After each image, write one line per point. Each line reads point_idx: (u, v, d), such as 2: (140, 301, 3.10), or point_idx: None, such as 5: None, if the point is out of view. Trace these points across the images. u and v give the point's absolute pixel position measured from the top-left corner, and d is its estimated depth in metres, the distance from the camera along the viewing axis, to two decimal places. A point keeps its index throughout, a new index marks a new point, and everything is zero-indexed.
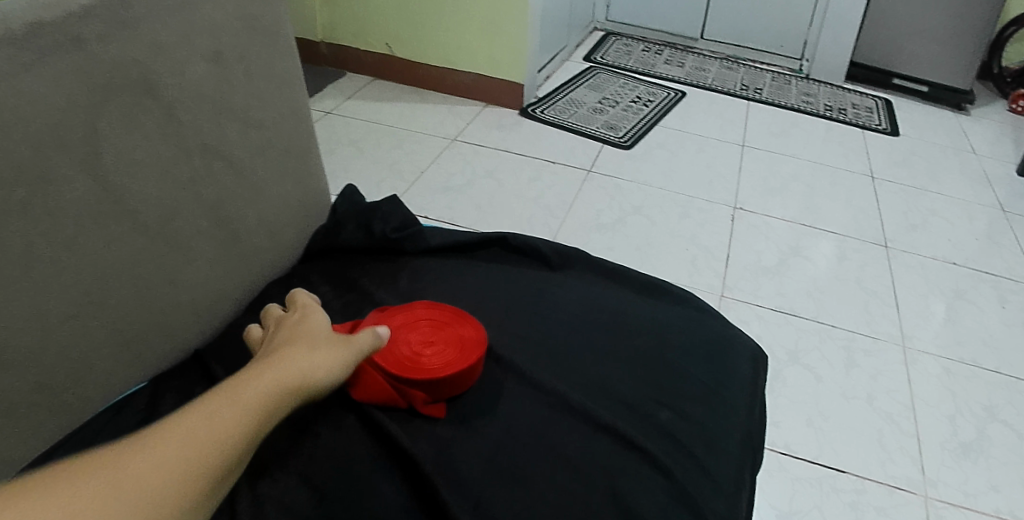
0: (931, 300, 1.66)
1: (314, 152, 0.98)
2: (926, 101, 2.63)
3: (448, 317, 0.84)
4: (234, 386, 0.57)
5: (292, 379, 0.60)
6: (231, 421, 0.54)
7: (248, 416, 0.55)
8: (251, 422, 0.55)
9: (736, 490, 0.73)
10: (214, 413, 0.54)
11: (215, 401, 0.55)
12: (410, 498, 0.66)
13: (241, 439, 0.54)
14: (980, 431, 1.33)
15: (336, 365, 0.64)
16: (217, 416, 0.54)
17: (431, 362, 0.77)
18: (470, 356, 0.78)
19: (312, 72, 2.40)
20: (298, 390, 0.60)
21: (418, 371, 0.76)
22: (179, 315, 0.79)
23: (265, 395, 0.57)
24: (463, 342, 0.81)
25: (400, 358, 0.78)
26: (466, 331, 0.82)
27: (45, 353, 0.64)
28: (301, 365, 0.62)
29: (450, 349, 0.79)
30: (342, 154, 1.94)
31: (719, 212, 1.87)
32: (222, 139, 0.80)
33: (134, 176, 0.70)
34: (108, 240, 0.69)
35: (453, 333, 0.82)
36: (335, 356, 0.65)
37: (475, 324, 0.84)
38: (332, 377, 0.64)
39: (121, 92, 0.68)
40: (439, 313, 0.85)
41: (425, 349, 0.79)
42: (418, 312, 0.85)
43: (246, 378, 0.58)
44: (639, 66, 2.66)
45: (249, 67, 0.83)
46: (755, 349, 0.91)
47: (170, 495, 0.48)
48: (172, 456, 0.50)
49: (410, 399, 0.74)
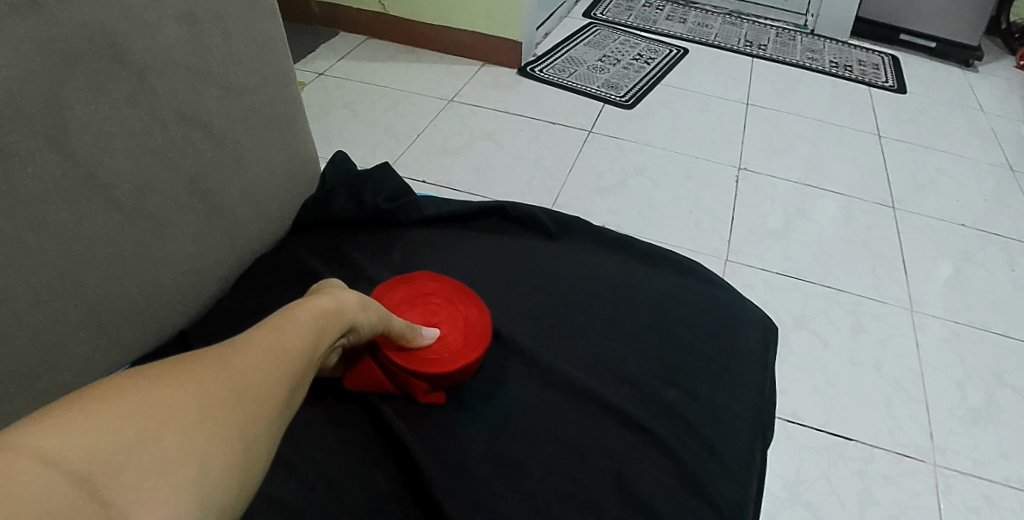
0: (940, 262, 1.62)
1: (302, 119, 0.93)
2: (933, 57, 2.55)
3: (453, 295, 0.80)
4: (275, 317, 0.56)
5: (325, 308, 0.59)
6: (284, 342, 0.53)
7: (296, 341, 0.54)
8: (300, 343, 0.54)
9: (747, 471, 0.70)
10: (267, 337, 0.53)
11: (261, 328, 0.53)
12: (404, 490, 0.64)
13: (297, 358, 0.53)
14: (988, 397, 1.31)
15: (364, 310, 0.64)
16: (267, 337, 0.52)
17: (436, 349, 0.73)
18: (477, 347, 0.75)
19: (302, 31, 2.31)
20: (334, 321, 0.59)
21: (423, 358, 0.72)
22: (160, 294, 0.76)
23: (304, 324, 0.56)
24: (469, 327, 0.77)
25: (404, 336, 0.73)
26: (473, 314, 0.78)
27: (13, 340, 0.62)
28: (329, 301, 0.61)
29: (454, 337, 0.75)
30: (335, 117, 1.87)
31: (723, 173, 1.82)
32: (199, 107, 0.76)
33: (104, 149, 0.66)
34: (79, 218, 0.65)
35: (459, 316, 0.78)
36: (361, 301, 0.64)
37: (479, 306, 0.80)
38: (361, 320, 0.63)
39: (87, 60, 0.63)
40: (441, 288, 0.80)
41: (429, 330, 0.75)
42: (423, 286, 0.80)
43: (285, 312, 0.57)
44: (640, 22, 2.57)
45: (227, 29, 0.78)
46: (765, 321, 0.88)
47: (243, 401, 0.46)
48: (237, 368, 0.48)
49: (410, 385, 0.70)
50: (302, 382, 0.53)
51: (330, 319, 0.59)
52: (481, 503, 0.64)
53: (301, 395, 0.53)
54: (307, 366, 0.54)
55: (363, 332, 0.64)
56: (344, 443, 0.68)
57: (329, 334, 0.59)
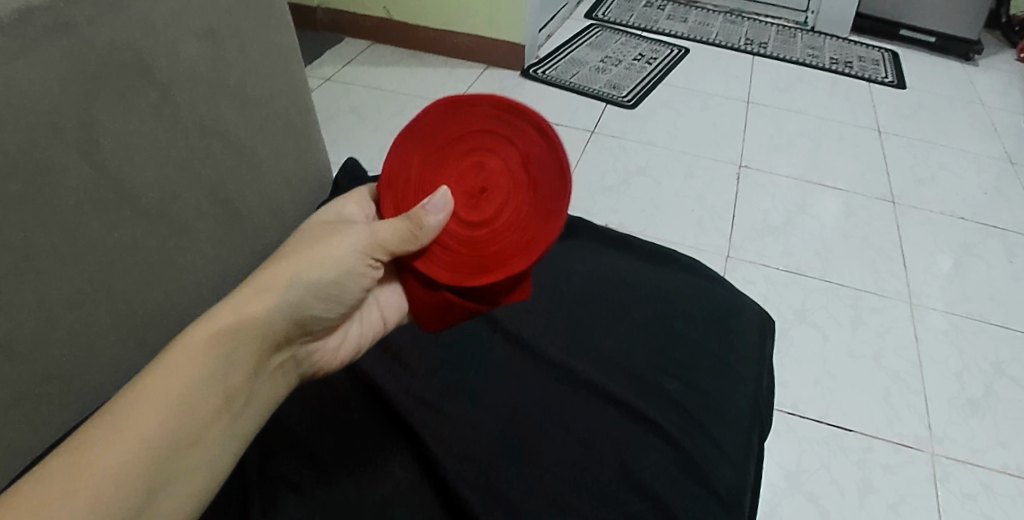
0: (939, 255, 1.65)
1: (313, 125, 1.00)
2: (934, 52, 2.58)
3: (498, 126, 0.68)
4: (172, 345, 0.56)
5: (227, 319, 0.58)
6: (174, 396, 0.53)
7: (189, 374, 0.55)
8: (197, 374, 0.55)
9: (745, 457, 0.74)
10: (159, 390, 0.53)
11: (154, 367, 0.55)
12: (420, 479, 0.69)
13: (194, 394, 0.54)
14: (987, 387, 1.34)
15: (282, 291, 0.62)
16: (157, 381, 0.54)
17: (497, 230, 0.68)
18: (553, 209, 0.68)
19: (309, 37, 2.35)
20: (246, 332, 0.58)
21: (488, 256, 0.68)
22: (184, 296, 0.81)
23: (199, 349, 0.56)
24: (534, 174, 0.68)
25: (436, 240, 0.68)
26: (531, 147, 0.68)
27: (53, 342, 0.67)
28: (235, 305, 0.59)
29: (515, 205, 0.68)
30: (342, 122, 1.91)
31: (725, 171, 1.85)
32: (219, 118, 0.82)
33: (131, 161, 0.71)
34: (110, 226, 0.70)
35: (512, 162, 0.68)
36: (279, 282, 0.62)
37: (549, 156, 0.68)
38: (285, 304, 0.61)
39: (116, 77, 0.68)
40: (508, 132, 0.68)
41: (480, 203, 0.69)
42: (451, 128, 0.69)
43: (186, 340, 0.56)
44: (641, 22, 2.60)
45: (243, 42, 0.84)
46: (763, 316, 0.91)
47: (124, 470, 0.49)
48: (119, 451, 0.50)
49: (488, 295, 0.70)
50: (214, 407, 0.55)
51: (236, 329, 0.58)
52: (494, 491, 0.67)
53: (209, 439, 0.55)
54: (218, 392, 0.56)
55: (301, 307, 0.63)
56: (363, 437, 0.72)
57: (242, 343, 0.58)
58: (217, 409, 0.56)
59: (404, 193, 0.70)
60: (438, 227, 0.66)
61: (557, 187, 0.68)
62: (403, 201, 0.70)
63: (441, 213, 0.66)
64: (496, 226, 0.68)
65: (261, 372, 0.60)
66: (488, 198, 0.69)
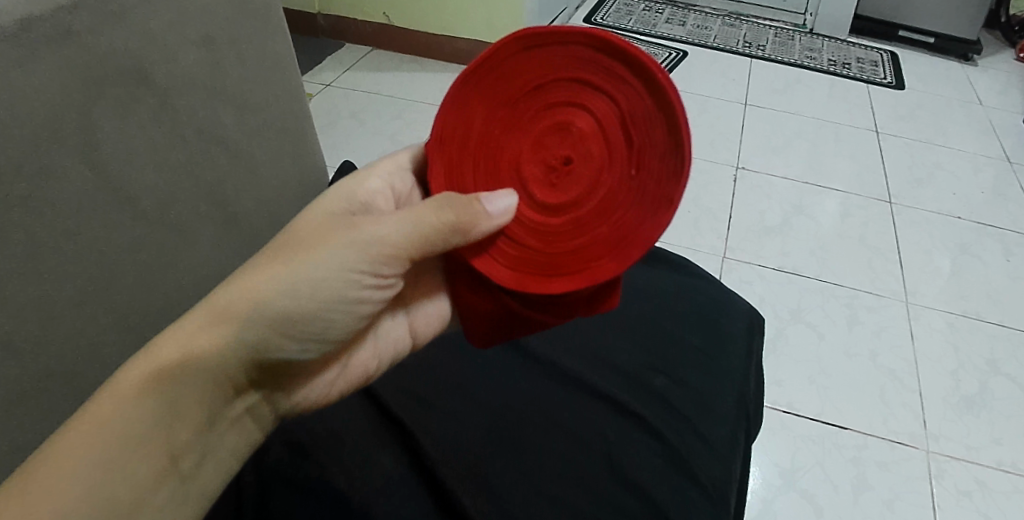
0: (936, 254, 1.66)
1: (309, 129, 1.02)
2: (933, 52, 2.59)
3: (591, 76, 0.55)
4: (113, 381, 0.54)
5: (168, 361, 0.54)
6: (116, 442, 0.52)
7: (121, 426, 0.52)
8: (136, 424, 0.53)
9: (731, 452, 0.75)
10: (100, 434, 0.51)
11: (86, 412, 0.52)
12: (409, 473, 0.71)
13: (127, 447, 0.52)
14: (982, 385, 1.34)
15: (235, 327, 0.57)
16: (86, 429, 0.51)
17: (580, 221, 0.57)
18: (661, 192, 0.55)
19: (310, 44, 2.38)
20: (195, 372, 0.55)
21: (568, 253, 0.57)
22: (182, 296, 0.84)
23: (135, 397, 0.53)
24: (638, 141, 0.55)
25: (505, 230, 0.58)
26: (634, 107, 0.55)
27: (55, 341, 0.69)
28: (179, 344, 0.55)
29: (604, 187, 0.56)
30: (343, 127, 1.93)
31: (722, 173, 1.86)
32: (217, 124, 0.84)
33: (130, 166, 0.73)
34: (111, 228, 0.72)
35: (607, 125, 0.56)
36: (236, 313, 0.56)
37: (654, 123, 0.55)
38: (245, 336, 0.57)
39: (115, 84, 0.70)
40: (605, 86, 0.55)
41: (561, 180, 0.57)
42: (531, 73, 0.56)
43: (128, 378, 0.54)
44: (639, 26, 2.62)
45: (241, 50, 0.86)
46: (751, 313, 0.92)
47: None
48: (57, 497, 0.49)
49: (568, 299, 0.60)
50: (149, 464, 0.53)
51: (177, 373, 0.54)
52: (482, 484, 0.69)
53: (157, 483, 0.54)
54: (154, 444, 0.54)
55: (263, 343, 0.58)
56: (354, 432, 0.74)
57: (185, 389, 0.55)
58: (152, 464, 0.53)
59: (463, 159, 0.58)
60: (497, 212, 0.56)
61: (668, 164, 0.55)
62: (461, 171, 0.59)
63: (498, 202, 0.56)
64: (582, 214, 0.57)
65: (216, 411, 0.58)
66: (572, 173, 0.57)
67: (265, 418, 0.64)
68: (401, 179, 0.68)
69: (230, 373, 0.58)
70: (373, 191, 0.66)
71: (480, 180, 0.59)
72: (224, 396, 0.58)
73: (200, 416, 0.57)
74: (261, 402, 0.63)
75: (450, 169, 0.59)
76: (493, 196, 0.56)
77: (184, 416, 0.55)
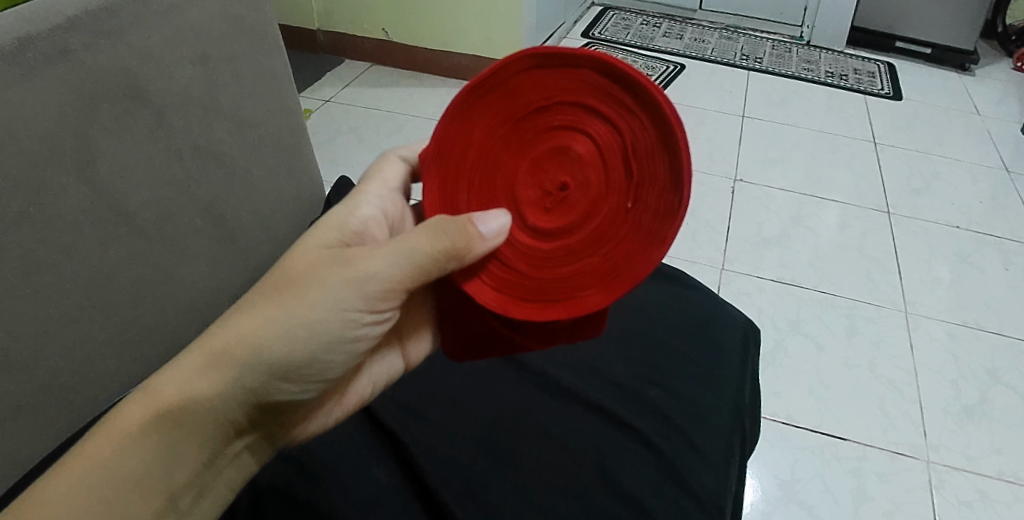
0: (935, 264, 1.66)
1: (306, 144, 1.03)
2: (930, 63, 2.60)
3: (593, 103, 0.55)
4: (110, 418, 0.53)
5: (167, 401, 0.54)
6: (112, 486, 0.52)
7: (119, 468, 0.52)
8: (133, 468, 0.52)
9: (725, 462, 0.75)
10: (96, 479, 0.51)
11: (84, 451, 0.52)
12: (402, 484, 0.71)
13: (123, 489, 0.52)
14: (982, 394, 1.34)
15: (236, 368, 0.55)
16: (82, 471, 0.51)
17: (572, 251, 0.58)
18: (655, 229, 0.56)
19: (310, 60, 2.40)
20: (192, 415, 0.54)
21: (558, 283, 0.58)
22: (179, 311, 0.84)
23: (136, 438, 0.53)
24: (637, 175, 0.55)
25: (496, 254, 0.58)
26: (636, 139, 0.55)
27: (51, 354, 0.70)
28: (180, 384, 0.54)
29: (598, 218, 0.57)
30: (342, 142, 1.95)
31: (720, 185, 1.87)
32: (213, 140, 0.85)
33: (127, 182, 0.74)
34: (106, 244, 0.73)
35: (606, 155, 0.56)
36: (232, 355, 0.55)
37: (653, 159, 0.55)
38: (241, 378, 0.56)
39: (111, 102, 0.72)
40: (607, 116, 0.55)
41: (555, 208, 0.58)
42: (536, 94, 0.56)
43: (125, 421, 0.53)
44: (637, 40, 2.64)
45: (237, 66, 0.87)
46: (747, 324, 0.93)
47: None
48: None
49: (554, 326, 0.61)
50: (146, 507, 0.53)
51: (176, 415, 0.54)
52: (475, 495, 0.69)
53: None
54: (151, 486, 0.53)
55: (260, 385, 0.57)
56: (349, 444, 0.74)
57: (183, 432, 0.54)
58: (147, 506, 0.53)
59: (457, 176, 0.58)
60: (488, 241, 0.55)
61: (665, 201, 0.55)
62: (454, 188, 0.58)
63: (490, 228, 0.55)
64: (573, 244, 0.58)
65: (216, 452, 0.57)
66: (567, 201, 0.57)
67: (266, 453, 0.63)
68: (392, 203, 0.69)
69: (232, 416, 0.57)
70: (366, 219, 0.66)
71: (472, 198, 0.58)
72: (224, 438, 0.57)
73: (200, 457, 0.56)
74: (263, 439, 0.62)
75: (443, 183, 0.58)
76: (487, 217, 0.56)
77: (183, 457, 0.55)
